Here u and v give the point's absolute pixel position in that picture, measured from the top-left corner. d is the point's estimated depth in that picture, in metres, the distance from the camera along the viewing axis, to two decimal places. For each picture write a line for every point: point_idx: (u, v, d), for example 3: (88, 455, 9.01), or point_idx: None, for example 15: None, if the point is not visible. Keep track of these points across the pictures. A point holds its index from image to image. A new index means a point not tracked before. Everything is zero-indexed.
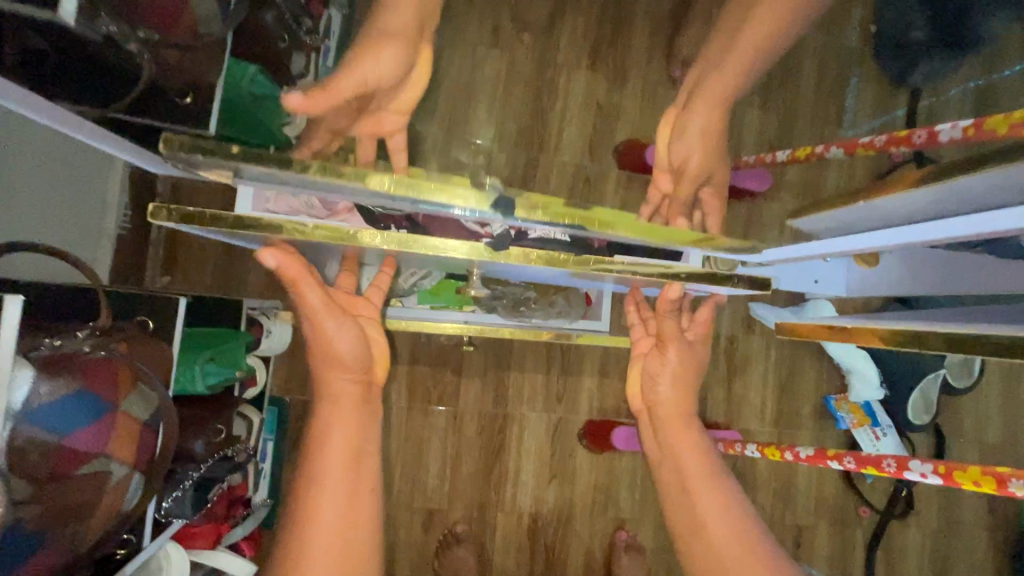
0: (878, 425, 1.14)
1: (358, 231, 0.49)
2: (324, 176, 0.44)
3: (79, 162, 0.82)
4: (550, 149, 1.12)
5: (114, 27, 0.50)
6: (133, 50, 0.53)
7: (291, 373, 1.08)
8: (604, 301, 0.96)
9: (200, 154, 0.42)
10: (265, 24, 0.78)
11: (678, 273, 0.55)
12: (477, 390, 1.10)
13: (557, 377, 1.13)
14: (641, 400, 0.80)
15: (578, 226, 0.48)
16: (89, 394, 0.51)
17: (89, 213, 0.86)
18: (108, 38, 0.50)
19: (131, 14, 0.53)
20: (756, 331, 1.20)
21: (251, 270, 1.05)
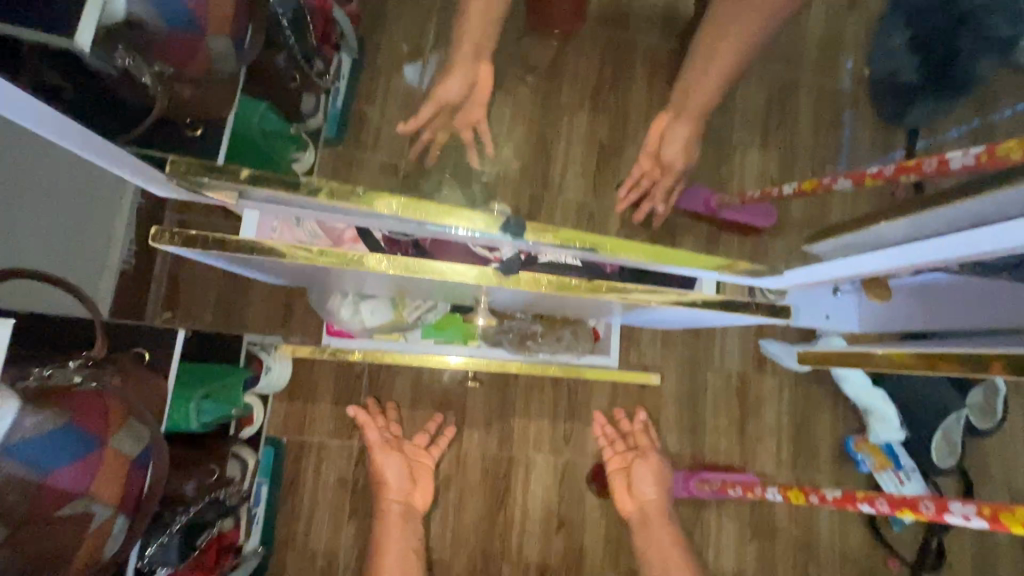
0: (901, 467, 1.09)
1: (364, 256, 0.48)
2: (331, 199, 0.43)
3: (82, 192, 0.81)
4: (554, 186, 1.14)
5: (129, 59, 0.51)
6: (147, 83, 0.54)
7: (289, 413, 1.03)
8: (613, 335, 0.95)
9: (204, 177, 0.42)
10: (279, 67, 0.79)
11: (694, 300, 0.53)
12: (481, 430, 1.06)
13: (564, 417, 1.09)
14: (629, 501, 0.98)
15: (589, 249, 0.47)
16: (76, 428, 0.49)
17: (91, 243, 0.85)
18: (123, 70, 0.51)
19: (147, 48, 0.54)
20: (768, 368, 1.16)
21: (253, 305, 1.03)
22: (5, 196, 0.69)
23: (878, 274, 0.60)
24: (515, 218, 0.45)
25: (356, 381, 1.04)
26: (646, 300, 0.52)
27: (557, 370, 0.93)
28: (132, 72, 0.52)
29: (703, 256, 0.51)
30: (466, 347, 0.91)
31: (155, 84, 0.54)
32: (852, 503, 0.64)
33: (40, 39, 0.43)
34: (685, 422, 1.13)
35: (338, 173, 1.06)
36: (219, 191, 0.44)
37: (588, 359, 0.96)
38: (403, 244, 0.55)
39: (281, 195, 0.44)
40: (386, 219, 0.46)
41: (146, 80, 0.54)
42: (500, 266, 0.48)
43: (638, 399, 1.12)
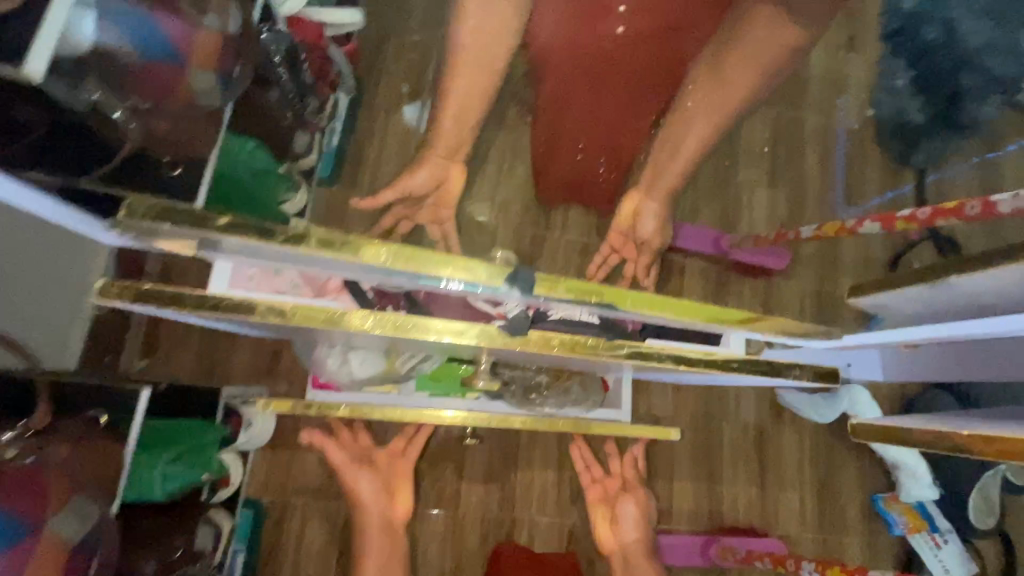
0: (937, 530, 1.00)
1: (346, 312, 0.42)
2: (317, 248, 0.38)
3: (63, 248, 0.75)
4: (557, 227, 1.09)
5: (99, 94, 0.48)
6: (118, 119, 0.51)
7: (270, 470, 0.95)
8: (625, 386, 0.89)
9: (166, 223, 0.37)
10: (272, 104, 0.76)
11: (725, 361, 0.47)
12: (480, 488, 0.98)
13: (570, 474, 1.01)
14: (611, 541, 0.95)
15: (608, 306, 0.41)
16: (5, 513, 0.43)
17: (60, 299, 0.78)
18: (91, 105, 0.48)
19: (122, 83, 0.50)
20: (787, 419, 1.09)
21: (235, 353, 0.97)
22: None
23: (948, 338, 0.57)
24: (525, 269, 0.39)
25: None
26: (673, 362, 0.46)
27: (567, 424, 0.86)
28: (102, 107, 0.49)
29: (736, 311, 0.45)
30: (464, 401, 0.83)
31: (128, 120, 0.51)
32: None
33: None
34: (701, 478, 1.05)
35: (331, 214, 1.01)
36: (178, 242, 0.39)
37: (599, 413, 0.89)
38: (394, 296, 0.49)
39: (257, 244, 0.39)
40: (375, 270, 0.40)
41: (118, 116, 0.50)
42: (506, 324, 0.43)
43: (649, 455, 1.03)
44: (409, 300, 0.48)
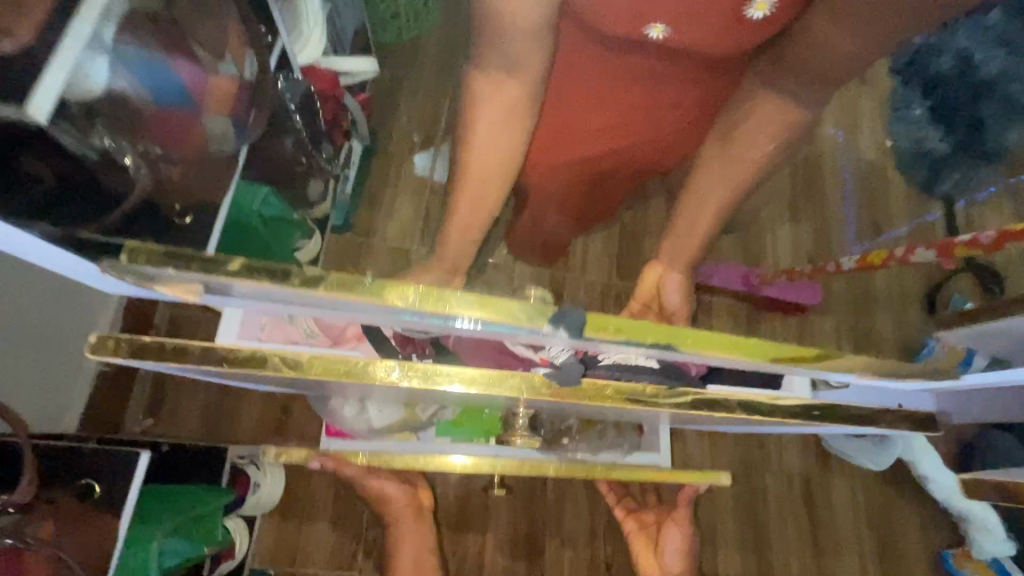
0: None
1: (369, 362, 0.38)
2: (336, 291, 0.34)
3: (60, 299, 0.73)
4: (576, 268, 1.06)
5: (111, 140, 0.45)
6: (128, 164, 0.47)
7: (278, 538, 0.88)
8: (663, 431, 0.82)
9: (171, 268, 0.33)
10: (285, 150, 0.75)
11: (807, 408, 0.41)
12: (506, 552, 0.90)
13: (603, 535, 0.93)
14: None
15: (664, 347, 0.37)
16: None
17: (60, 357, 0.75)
18: (102, 152, 0.45)
19: (133, 128, 0.48)
20: (835, 467, 1.00)
21: (245, 411, 0.92)
22: None
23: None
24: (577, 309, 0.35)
25: (359, 500, 0.90)
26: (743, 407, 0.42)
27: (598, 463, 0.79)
28: (113, 154, 0.46)
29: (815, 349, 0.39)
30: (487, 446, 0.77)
31: (138, 165, 0.48)
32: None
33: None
34: (746, 537, 0.96)
35: (346, 262, 0.99)
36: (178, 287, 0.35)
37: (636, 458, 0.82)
38: (419, 341, 0.45)
39: (275, 290, 0.35)
40: (400, 316, 0.36)
41: (128, 161, 0.47)
42: (553, 372, 0.39)
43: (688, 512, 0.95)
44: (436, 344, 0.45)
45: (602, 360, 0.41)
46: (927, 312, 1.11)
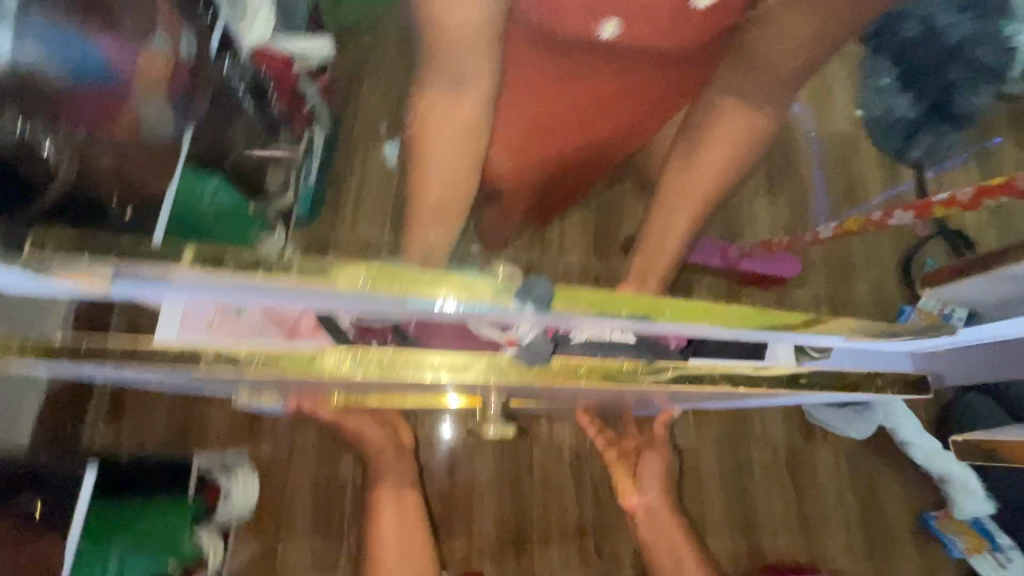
0: (999, 549, 0.91)
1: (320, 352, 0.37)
2: (285, 277, 0.31)
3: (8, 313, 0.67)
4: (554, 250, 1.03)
5: (24, 127, 0.43)
6: (51, 157, 0.46)
7: (256, 547, 0.84)
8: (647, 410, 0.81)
9: (84, 258, 0.29)
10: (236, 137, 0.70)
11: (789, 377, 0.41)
12: (494, 543, 0.89)
13: (592, 521, 0.92)
14: None
15: (644, 320, 0.34)
16: None
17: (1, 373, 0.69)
18: (17, 142, 0.43)
19: (55, 112, 0.44)
20: (819, 439, 1.00)
21: (211, 418, 0.87)
22: None
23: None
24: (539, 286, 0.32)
25: (340, 502, 0.87)
26: (725, 375, 0.41)
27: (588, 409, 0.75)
28: (30, 142, 0.43)
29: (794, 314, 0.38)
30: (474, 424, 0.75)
31: (60, 158, 0.46)
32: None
33: None
34: (736, 514, 0.95)
35: None
36: (86, 278, 0.29)
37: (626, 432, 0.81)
38: (378, 331, 0.39)
39: (220, 282, 0.31)
40: (358, 304, 0.33)
41: (50, 154, 0.45)
42: (523, 353, 0.37)
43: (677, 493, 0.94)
44: (397, 333, 0.39)
45: (573, 338, 0.37)
46: (903, 279, 1.11)
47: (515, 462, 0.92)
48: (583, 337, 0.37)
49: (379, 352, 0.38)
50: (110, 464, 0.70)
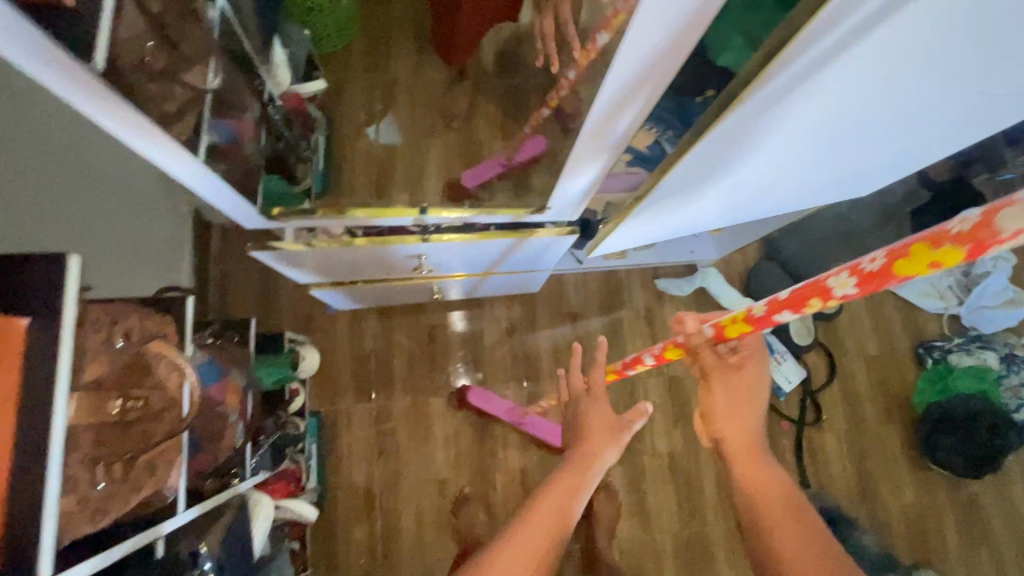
0: (776, 353, 1.51)
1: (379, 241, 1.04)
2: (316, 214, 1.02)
3: (155, 235, 1.20)
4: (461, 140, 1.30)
5: (208, 136, 0.83)
6: (223, 170, 0.88)
7: (322, 391, 1.44)
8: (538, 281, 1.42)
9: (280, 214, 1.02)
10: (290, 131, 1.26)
11: (547, 225, 1.08)
12: (462, 378, 1.48)
13: (522, 361, 1.50)
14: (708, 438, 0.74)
15: (460, 215, 1.05)
16: (212, 362, 0.86)
17: (155, 243, 1.20)
18: (220, 172, 0.87)
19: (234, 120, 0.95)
20: (666, 300, 1.56)
21: (283, 317, 1.45)
22: (97, 215, 1.02)
23: (677, 55, 0.57)
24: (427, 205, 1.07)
25: (366, 362, 1.46)
26: (522, 233, 1.07)
27: (509, 272, 1.30)
28: (216, 165, 0.86)
29: (513, 207, 1.06)
30: (469, 266, 1.23)
31: (222, 167, 0.88)
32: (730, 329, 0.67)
33: (169, 148, 0.72)
34: (613, 351, 1.52)
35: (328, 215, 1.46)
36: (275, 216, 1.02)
37: (529, 279, 1.39)
38: (362, 229, 1.07)
39: (305, 219, 1.03)
40: (356, 221, 1.04)
41: (220, 166, 0.87)
42: (418, 230, 1.05)
43: (573, 340, 1.52)
44: (366, 228, 1.07)
45: (438, 223, 1.06)
46: None
47: (472, 331, 1.51)
48: (445, 225, 1.07)
49: (358, 234, 1.05)
50: (265, 337, 1.22)
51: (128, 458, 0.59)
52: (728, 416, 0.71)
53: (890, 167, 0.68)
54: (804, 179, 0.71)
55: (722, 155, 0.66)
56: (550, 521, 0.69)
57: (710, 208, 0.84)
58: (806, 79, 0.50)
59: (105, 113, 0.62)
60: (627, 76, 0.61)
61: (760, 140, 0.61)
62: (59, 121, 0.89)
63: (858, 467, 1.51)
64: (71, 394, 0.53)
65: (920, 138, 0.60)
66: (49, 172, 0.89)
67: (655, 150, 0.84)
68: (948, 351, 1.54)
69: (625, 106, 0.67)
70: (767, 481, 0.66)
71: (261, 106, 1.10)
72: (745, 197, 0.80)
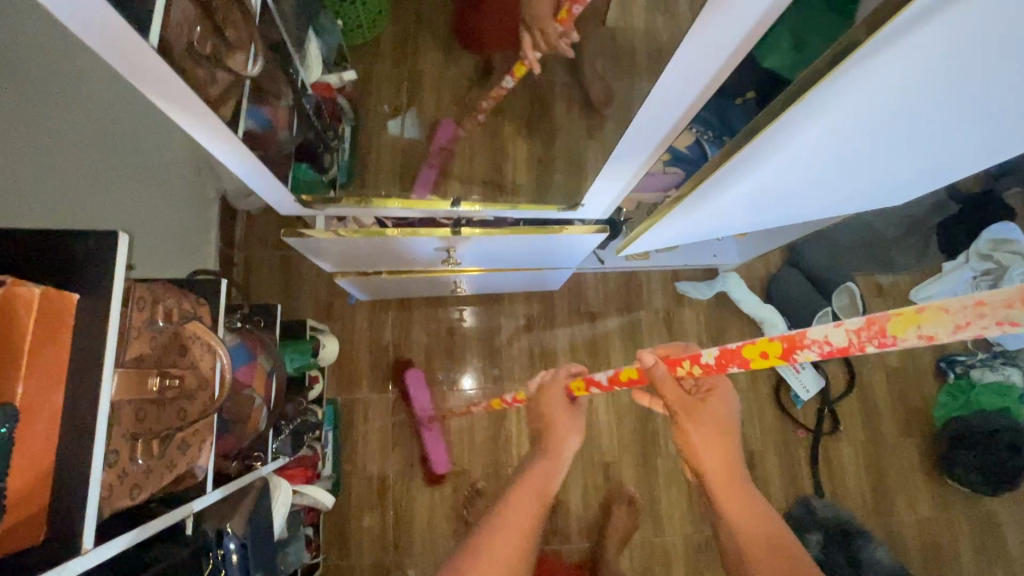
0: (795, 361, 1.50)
1: (412, 231, 1.05)
2: (349, 202, 1.03)
3: (181, 220, 1.21)
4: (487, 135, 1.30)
5: (247, 121, 0.84)
6: (261, 156, 0.90)
7: (340, 380, 1.45)
8: (559, 278, 1.42)
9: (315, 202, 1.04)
10: (321, 122, 1.28)
11: (575, 223, 1.09)
12: (478, 373, 1.48)
13: (539, 358, 1.50)
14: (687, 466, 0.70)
15: (490, 208, 1.07)
16: (241, 346, 0.87)
17: (182, 216, 1.21)
18: (258, 157, 0.88)
19: (272, 108, 0.97)
20: (686, 302, 1.56)
21: (304, 305, 1.46)
22: (128, 197, 1.02)
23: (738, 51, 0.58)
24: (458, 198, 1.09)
25: (384, 352, 1.47)
26: (550, 230, 1.07)
27: (530, 269, 1.30)
28: (256, 150, 0.87)
29: (543, 203, 1.07)
30: (492, 263, 1.24)
31: (261, 153, 0.89)
32: (677, 370, 0.61)
33: (211, 122, 0.74)
34: (630, 352, 1.52)
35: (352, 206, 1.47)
36: (307, 203, 1.04)
37: (549, 278, 1.39)
38: (393, 219, 1.09)
39: (337, 207, 1.04)
40: (388, 210, 1.05)
41: (259, 153, 0.89)
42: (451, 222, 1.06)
43: (591, 339, 1.52)
44: (397, 219, 1.09)
45: (469, 215, 1.08)
46: None
47: (490, 326, 1.51)
48: (476, 218, 1.08)
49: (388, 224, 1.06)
50: (289, 324, 1.24)
51: (164, 435, 0.60)
52: (708, 449, 0.66)
53: (935, 177, 0.68)
54: (847, 186, 0.71)
55: (767, 158, 0.66)
56: (510, 555, 0.63)
57: (746, 212, 0.84)
58: (868, 83, 0.50)
59: (155, 85, 0.63)
60: (685, 68, 0.61)
61: (809, 147, 0.62)
62: (98, 95, 0.90)
63: (874, 480, 1.50)
64: (115, 368, 0.54)
65: (972, 152, 0.59)
66: (90, 142, 0.90)
67: (694, 150, 0.84)
68: (970, 365, 1.50)
69: (676, 101, 0.68)
70: (749, 514, 0.63)
71: (294, 95, 1.10)
72: (782, 203, 0.80)
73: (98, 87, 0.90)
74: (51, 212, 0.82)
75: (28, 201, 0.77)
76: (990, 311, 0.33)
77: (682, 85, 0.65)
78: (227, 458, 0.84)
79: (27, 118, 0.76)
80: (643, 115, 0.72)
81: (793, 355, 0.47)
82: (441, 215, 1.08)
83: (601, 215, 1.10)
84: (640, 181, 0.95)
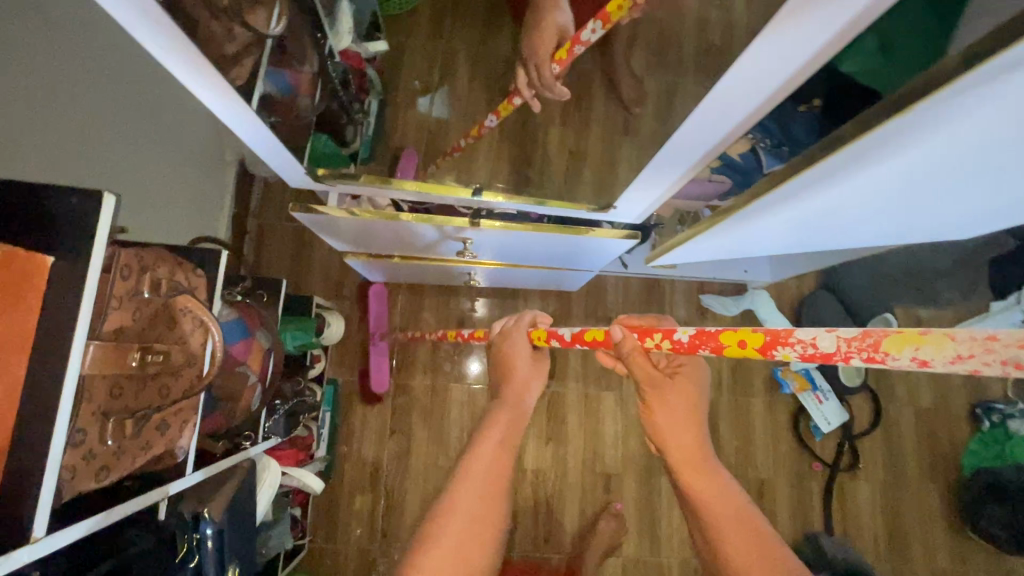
0: (819, 390, 1.41)
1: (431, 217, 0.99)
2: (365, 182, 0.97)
3: (193, 184, 1.17)
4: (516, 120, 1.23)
5: (262, 84, 0.78)
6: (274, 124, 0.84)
7: (343, 361, 1.41)
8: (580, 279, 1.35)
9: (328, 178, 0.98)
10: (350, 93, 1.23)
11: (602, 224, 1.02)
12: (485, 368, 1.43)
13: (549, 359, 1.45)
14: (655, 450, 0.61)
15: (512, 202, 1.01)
16: (240, 322, 0.82)
17: (193, 175, 1.17)
18: (270, 125, 0.83)
19: (294, 75, 0.92)
20: (709, 317, 1.48)
21: (315, 281, 1.42)
22: (139, 155, 0.98)
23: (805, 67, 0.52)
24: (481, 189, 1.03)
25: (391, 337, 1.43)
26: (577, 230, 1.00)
27: (550, 266, 1.24)
28: (268, 118, 0.82)
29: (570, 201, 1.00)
30: (512, 257, 1.17)
31: (273, 120, 0.83)
32: (647, 341, 0.51)
33: (217, 84, 0.68)
34: None
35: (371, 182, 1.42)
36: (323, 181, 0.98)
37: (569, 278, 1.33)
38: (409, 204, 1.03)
39: (350, 185, 0.98)
40: (404, 193, 0.98)
41: (271, 120, 0.83)
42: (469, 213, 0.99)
43: None
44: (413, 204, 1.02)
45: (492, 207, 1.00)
46: None
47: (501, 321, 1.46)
48: (498, 211, 1.01)
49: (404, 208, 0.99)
50: (294, 299, 1.19)
51: (139, 414, 0.56)
52: (675, 430, 0.58)
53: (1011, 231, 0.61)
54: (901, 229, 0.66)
55: (816, 193, 0.61)
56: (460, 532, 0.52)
57: (785, 238, 0.79)
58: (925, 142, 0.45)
59: (153, 35, 0.57)
60: (743, 79, 0.56)
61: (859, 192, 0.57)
62: (113, 48, 0.87)
63: (890, 522, 1.42)
64: (89, 342, 0.50)
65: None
66: (99, 91, 0.85)
67: (746, 160, 0.75)
68: (1007, 415, 1.35)
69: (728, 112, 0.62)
70: (725, 501, 0.54)
71: (320, 61, 1.05)
72: (826, 236, 0.74)
73: (115, 39, 0.87)
74: (57, 165, 0.78)
75: (32, 151, 0.73)
76: (996, 348, 0.24)
77: (735, 99, 0.59)
78: (215, 435, 0.80)
79: (35, 61, 0.71)
80: (691, 122, 0.67)
81: (770, 352, 0.36)
82: (460, 203, 1.01)
83: (633, 219, 1.03)
84: (680, 189, 0.87)
